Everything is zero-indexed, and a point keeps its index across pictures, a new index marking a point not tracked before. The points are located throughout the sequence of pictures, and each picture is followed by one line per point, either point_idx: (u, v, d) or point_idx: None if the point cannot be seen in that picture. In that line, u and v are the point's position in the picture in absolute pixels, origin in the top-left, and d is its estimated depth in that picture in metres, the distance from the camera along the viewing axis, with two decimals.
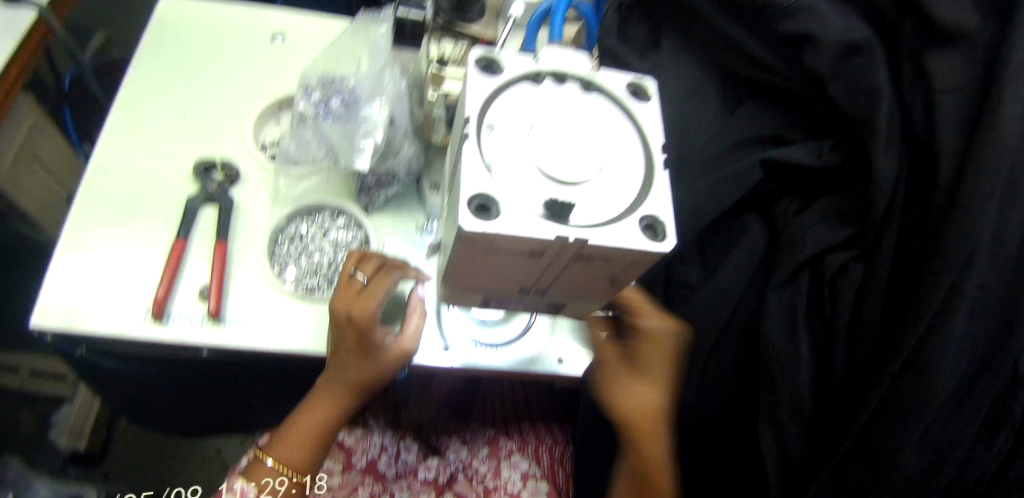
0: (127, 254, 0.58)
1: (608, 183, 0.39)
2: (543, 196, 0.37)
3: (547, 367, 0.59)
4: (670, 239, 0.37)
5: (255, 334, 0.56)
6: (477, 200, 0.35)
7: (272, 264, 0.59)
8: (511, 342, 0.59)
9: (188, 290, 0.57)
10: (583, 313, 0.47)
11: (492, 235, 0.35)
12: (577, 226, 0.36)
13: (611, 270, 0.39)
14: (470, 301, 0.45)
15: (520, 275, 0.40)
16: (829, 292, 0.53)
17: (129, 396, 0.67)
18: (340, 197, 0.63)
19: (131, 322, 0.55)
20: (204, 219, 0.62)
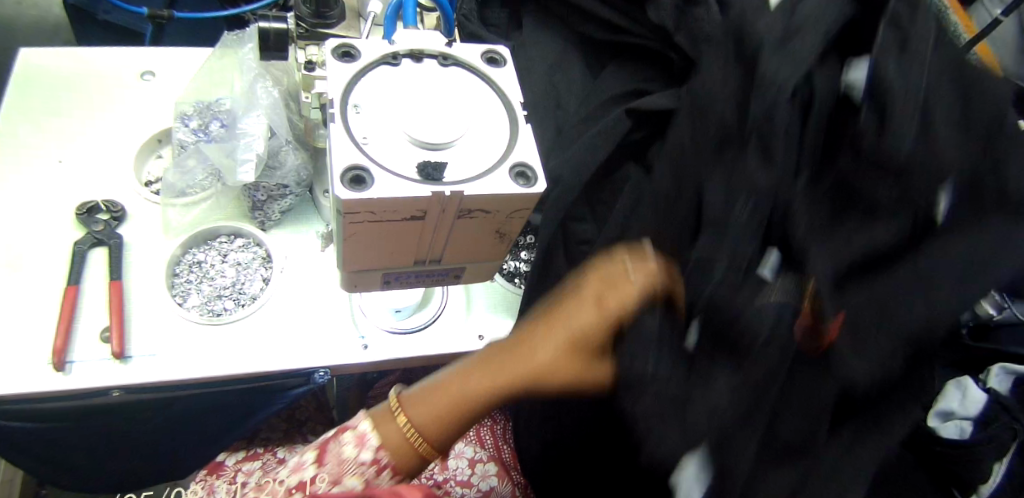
0: (14, 310, 0.55)
1: (475, 143, 0.42)
2: (415, 161, 0.39)
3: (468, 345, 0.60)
4: (541, 181, 0.40)
5: (166, 365, 0.55)
6: (351, 172, 0.37)
7: (173, 294, 0.59)
8: (427, 326, 0.61)
9: (89, 336, 0.55)
10: (483, 276, 0.49)
11: (369, 202, 0.36)
12: (452, 182, 0.38)
13: (494, 224, 0.42)
14: (372, 284, 0.46)
15: (409, 246, 0.42)
16: None
17: (42, 461, 0.62)
18: (234, 220, 0.63)
19: (27, 377, 0.52)
20: (94, 263, 0.60)
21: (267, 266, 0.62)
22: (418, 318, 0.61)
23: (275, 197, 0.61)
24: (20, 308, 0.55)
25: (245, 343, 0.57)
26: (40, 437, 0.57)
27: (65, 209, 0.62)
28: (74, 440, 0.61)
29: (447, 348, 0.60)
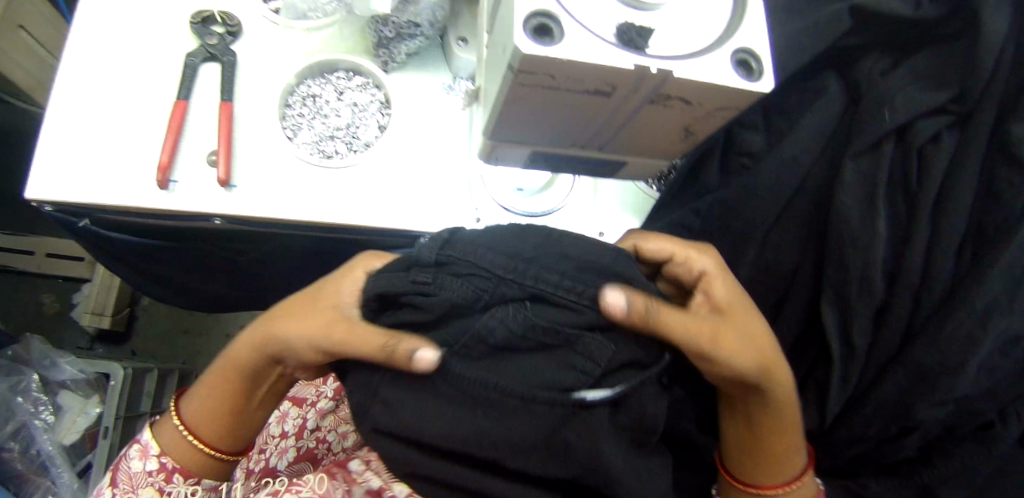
0: (125, 116, 0.53)
1: (691, 14, 0.32)
2: (615, 21, 0.30)
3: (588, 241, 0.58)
4: (767, 78, 0.31)
5: (271, 203, 0.53)
6: (537, 19, 0.28)
7: (283, 126, 0.55)
8: (550, 212, 0.58)
9: (194, 156, 0.53)
10: (641, 174, 0.42)
11: (557, 64, 0.28)
12: (659, 56, 0.30)
13: (688, 119, 0.33)
14: (517, 161, 0.39)
15: (578, 124, 0.34)
16: (918, 163, 0.46)
17: (146, 274, 0.64)
18: (357, 55, 0.58)
19: (138, 190, 0.51)
20: (205, 79, 0.55)
21: (385, 113, 0.58)
22: (543, 203, 0.58)
23: (404, 36, 0.55)
24: (127, 116, 0.53)
25: (354, 193, 0.55)
26: (148, 251, 0.58)
27: (177, 17, 0.57)
28: (174, 261, 0.61)
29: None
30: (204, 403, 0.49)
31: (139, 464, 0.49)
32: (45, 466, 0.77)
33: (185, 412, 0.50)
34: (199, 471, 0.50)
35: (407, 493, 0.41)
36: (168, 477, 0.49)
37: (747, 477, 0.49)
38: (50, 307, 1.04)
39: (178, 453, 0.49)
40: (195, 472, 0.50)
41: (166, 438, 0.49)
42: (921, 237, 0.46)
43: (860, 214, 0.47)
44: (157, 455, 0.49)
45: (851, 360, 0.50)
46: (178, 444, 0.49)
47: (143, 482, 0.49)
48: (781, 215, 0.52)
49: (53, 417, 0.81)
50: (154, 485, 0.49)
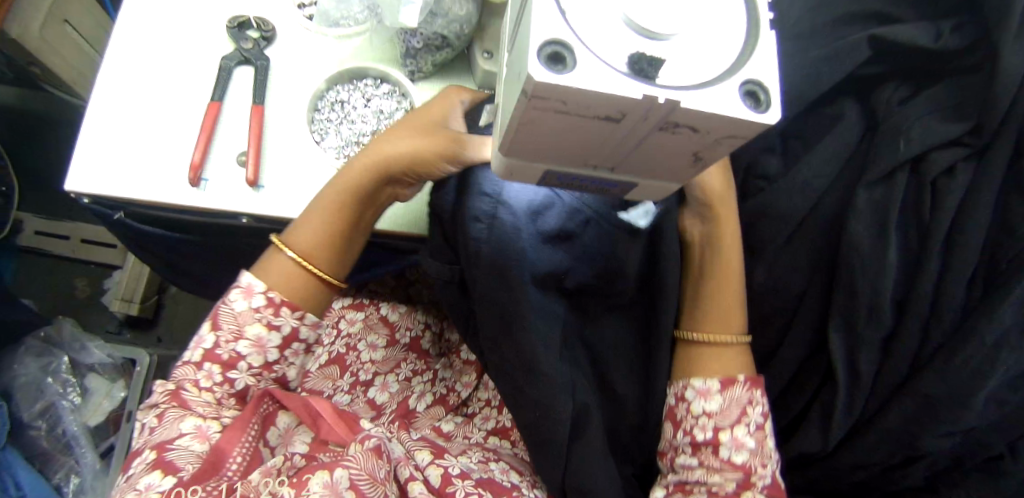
0: (162, 116, 0.56)
1: (704, 45, 0.33)
2: (628, 52, 0.31)
3: None
4: (776, 109, 0.32)
5: (296, 204, 0.55)
6: (549, 48, 0.30)
7: (312, 130, 0.58)
8: None
9: (224, 156, 0.55)
10: (652, 197, 0.42)
11: (568, 91, 0.29)
12: (667, 87, 0.31)
13: (697, 146, 0.34)
14: (530, 178, 0.40)
15: (590, 147, 0.35)
16: (932, 194, 0.46)
17: (174, 266, 0.67)
18: (385, 63, 0.60)
19: (171, 187, 0.53)
20: (239, 82, 0.58)
21: None
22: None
23: (431, 48, 0.57)
24: (164, 117, 0.56)
25: None
26: (177, 245, 0.61)
27: (214, 22, 0.59)
28: (201, 255, 0.64)
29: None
30: (313, 232, 0.53)
31: (246, 303, 0.51)
32: (70, 445, 0.82)
33: (294, 242, 0.53)
34: (306, 307, 0.54)
35: (429, 460, 0.57)
36: (276, 312, 0.52)
37: (696, 366, 0.53)
38: (83, 291, 1.09)
39: (284, 284, 0.53)
40: (298, 304, 0.53)
41: (274, 271, 0.53)
42: (932, 267, 0.46)
43: (871, 242, 0.47)
44: (263, 292, 0.52)
45: (856, 385, 0.50)
46: (287, 270, 0.53)
47: (251, 318, 0.51)
48: (792, 238, 0.52)
49: (80, 399, 0.86)
50: (201, 414, 0.48)
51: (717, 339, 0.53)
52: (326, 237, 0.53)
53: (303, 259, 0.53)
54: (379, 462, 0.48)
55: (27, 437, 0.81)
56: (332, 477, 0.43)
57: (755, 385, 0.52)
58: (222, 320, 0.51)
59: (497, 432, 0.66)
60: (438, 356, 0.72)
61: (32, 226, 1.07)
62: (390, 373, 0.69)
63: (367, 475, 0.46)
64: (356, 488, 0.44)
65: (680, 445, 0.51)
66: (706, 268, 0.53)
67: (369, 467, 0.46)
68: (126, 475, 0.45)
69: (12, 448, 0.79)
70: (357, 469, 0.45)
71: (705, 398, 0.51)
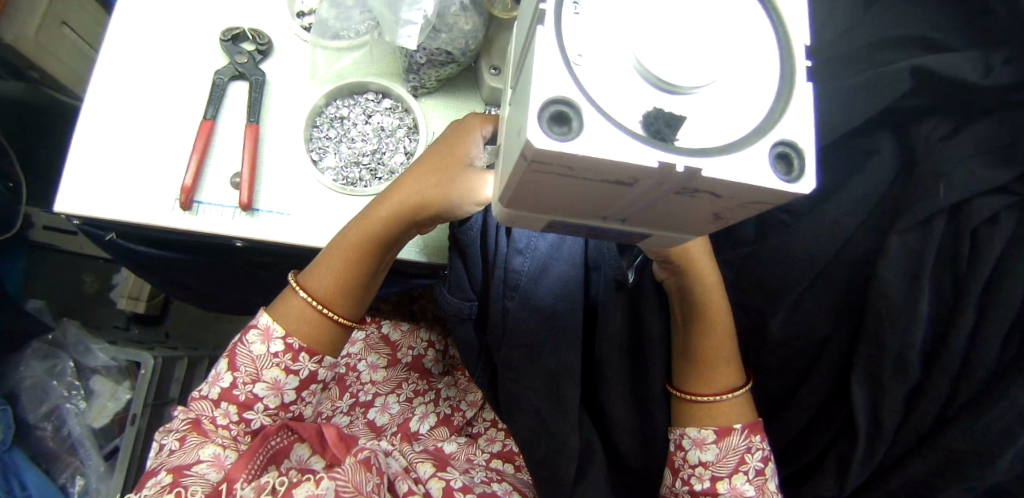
0: (153, 134, 0.53)
1: (729, 101, 0.29)
2: (643, 111, 0.28)
3: None
4: (809, 177, 0.28)
5: (292, 229, 0.53)
6: (554, 108, 0.26)
7: (309, 149, 0.55)
8: None
9: (219, 177, 0.53)
10: (666, 245, 0.40)
11: (573, 159, 0.26)
12: (685, 151, 0.27)
13: (718, 208, 0.31)
14: (534, 226, 0.38)
15: (599, 204, 0.32)
16: (970, 244, 0.43)
17: (173, 281, 0.66)
18: (387, 78, 0.57)
19: (162, 210, 0.52)
20: (234, 97, 0.55)
21: (412, 139, 0.57)
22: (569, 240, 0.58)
23: (436, 64, 0.53)
24: (155, 135, 0.53)
25: None
26: (174, 263, 0.60)
27: (208, 33, 0.57)
28: (200, 272, 0.63)
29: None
30: (331, 280, 0.51)
31: (263, 346, 0.51)
32: (74, 446, 0.84)
33: (310, 284, 0.52)
34: (321, 350, 0.52)
35: (431, 473, 0.59)
36: (293, 358, 0.51)
37: (688, 412, 0.53)
38: (91, 286, 1.11)
39: (299, 329, 0.51)
40: (317, 350, 0.52)
41: (287, 312, 0.52)
42: (967, 322, 0.43)
43: (900, 291, 0.44)
44: (282, 337, 0.51)
45: (875, 437, 0.48)
46: (302, 312, 0.51)
47: (269, 363, 0.51)
48: (816, 280, 0.49)
49: (85, 403, 0.86)
50: (218, 445, 0.49)
51: (710, 401, 0.52)
52: (349, 279, 0.51)
53: (321, 306, 0.51)
54: (369, 475, 0.49)
55: (33, 436, 0.84)
56: (318, 488, 0.44)
57: (753, 433, 0.52)
58: (238, 359, 0.51)
59: (501, 455, 0.66)
60: (440, 375, 0.70)
61: (43, 221, 1.05)
62: (390, 395, 0.67)
63: (353, 486, 0.46)
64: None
65: (679, 492, 0.52)
66: (687, 314, 0.52)
67: (356, 479, 0.47)
68: (138, 496, 0.46)
69: (19, 448, 0.82)
70: (344, 481, 0.46)
71: (701, 448, 0.52)
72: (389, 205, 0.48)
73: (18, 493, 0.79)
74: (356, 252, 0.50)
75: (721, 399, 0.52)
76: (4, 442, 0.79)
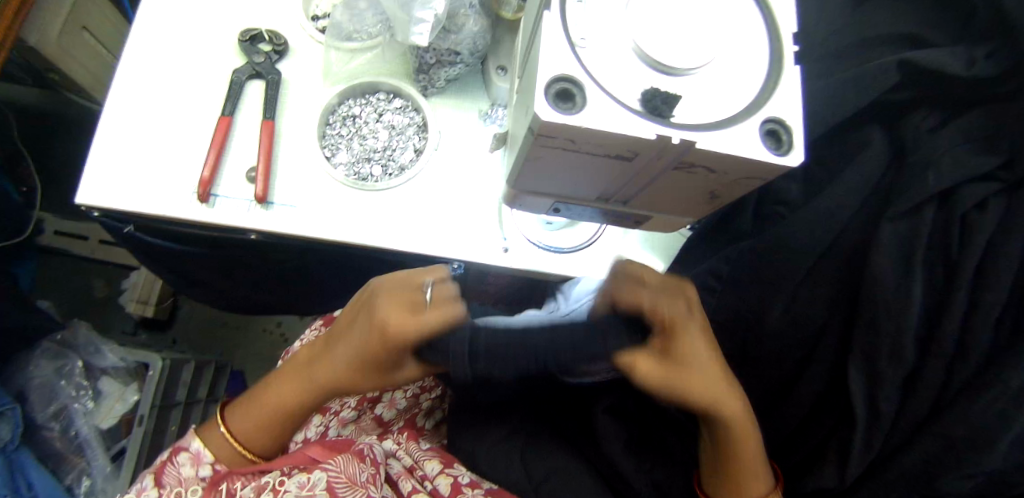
0: (172, 130, 0.56)
1: (724, 81, 0.31)
2: (642, 88, 0.30)
3: None
4: (798, 150, 0.30)
5: (304, 221, 0.55)
6: (559, 84, 0.28)
7: (322, 146, 0.57)
8: (579, 248, 0.58)
9: (235, 171, 0.55)
10: (667, 227, 0.41)
11: (577, 131, 0.28)
12: (682, 126, 0.29)
13: (713, 184, 0.33)
14: (540, 208, 0.40)
15: (602, 182, 0.34)
16: (960, 230, 0.44)
17: (186, 278, 0.68)
18: (397, 78, 0.59)
19: (178, 201, 0.53)
20: (251, 95, 0.58)
21: (421, 136, 0.59)
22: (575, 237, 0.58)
23: (445, 63, 0.55)
24: (174, 131, 0.56)
25: (382, 215, 0.56)
26: (188, 258, 0.61)
27: (227, 36, 0.59)
28: (213, 267, 0.64)
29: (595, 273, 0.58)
30: (260, 420, 0.53)
31: (192, 470, 0.50)
32: (81, 447, 0.84)
33: (235, 422, 0.54)
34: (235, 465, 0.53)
35: (437, 469, 0.53)
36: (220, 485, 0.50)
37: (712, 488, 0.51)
38: (100, 291, 1.12)
39: (254, 424, 0.53)
40: (256, 433, 0.53)
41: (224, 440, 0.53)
42: (959, 305, 0.44)
43: (894, 277, 0.45)
44: (212, 462, 0.51)
45: (875, 425, 0.48)
46: (246, 421, 0.53)
47: (195, 483, 0.49)
48: (812, 269, 0.50)
49: (92, 403, 0.87)
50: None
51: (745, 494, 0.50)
52: (272, 422, 0.53)
53: (243, 444, 0.53)
54: (362, 465, 0.49)
55: (41, 438, 0.84)
56: (310, 478, 0.46)
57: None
58: (164, 477, 0.49)
59: None
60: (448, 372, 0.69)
61: (54, 226, 1.07)
62: (396, 391, 0.65)
63: (346, 476, 0.47)
64: (332, 490, 0.45)
65: None
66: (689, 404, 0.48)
67: (349, 470, 0.47)
68: None
69: (27, 448, 0.81)
70: (335, 472, 0.47)
71: None
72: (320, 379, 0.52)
73: (24, 492, 0.78)
74: (280, 415, 0.53)
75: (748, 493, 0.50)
76: (13, 441, 0.78)
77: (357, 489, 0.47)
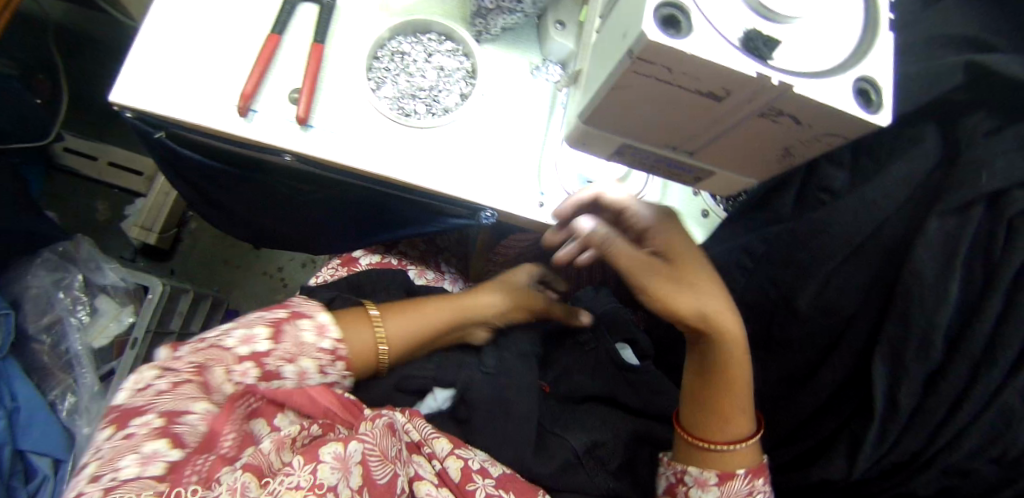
0: (218, 40, 0.54)
1: (821, 34, 0.31)
2: (745, 26, 0.29)
3: None
4: (885, 111, 0.31)
5: (343, 148, 0.53)
6: (666, 9, 0.28)
7: (368, 77, 0.56)
8: None
9: (278, 90, 0.54)
10: (724, 187, 0.42)
11: (681, 59, 0.28)
12: (781, 70, 0.29)
13: (792, 140, 0.33)
14: (606, 151, 0.40)
15: (678, 126, 0.34)
16: (1007, 232, 0.43)
17: (208, 199, 0.66)
18: (452, 20, 0.58)
19: (214, 112, 0.52)
20: (302, 16, 0.57)
21: (469, 83, 0.58)
22: None
23: (504, 10, 0.55)
24: (220, 41, 0.54)
25: (421, 154, 0.55)
26: (215, 175, 0.60)
27: None
28: (238, 190, 0.63)
29: None
30: (404, 340, 0.56)
31: (314, 338, 0.48)
32: (71, 364, 0.82)
33: (351, 339, 0.52)
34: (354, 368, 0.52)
35: (447, 448, 0.47)
36: (332, 360, 0.49)
37: (705, 459, 0.51)
38: (102, 214, 1.08)
39: (362, 354, 0.52)
40: (353, 363, 0.52)
41: (353, 337, 0.52)
42: (993, 308, 0.44)
43: (932, 271, 0.45)
44: (336, 338, 0.50)
45: (890, 418, 0.48)
46: (371, 343, 0.53)
47: (312, 353, 0.48)
48: (848, 259, 0.51)
49: (87, 318, 0.85)
50: (317, 360, 0.48)
51: (725, 448, 0.50)
52: (422, 339, 0.57)
53: (383, 346, 0.54)
54: (392, 439, 0.43)
55: (28, 350, 0.81)
56: (345, 449, 0.37)
57: (757, 477, 0.51)
58: (284, 336, 0.47)
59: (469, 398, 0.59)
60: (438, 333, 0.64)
61: (68, 144, 1.05)
62: None
63: (380, 450, 0.41)
64: (367, 465, 0.39)
65: None
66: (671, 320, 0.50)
67: (382, 443, 0.41)
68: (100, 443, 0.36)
69: (13, 357, 0.78)
70: (371, 443, 0.40)
71: (702, 488, 0.50)
72: (438, 310, 0.59)
73: (6, 402, 0.74)
74: (425, 338, 0.57)
75: (732, 447, 0.50)
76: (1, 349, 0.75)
77: (387, 464, 0.41)
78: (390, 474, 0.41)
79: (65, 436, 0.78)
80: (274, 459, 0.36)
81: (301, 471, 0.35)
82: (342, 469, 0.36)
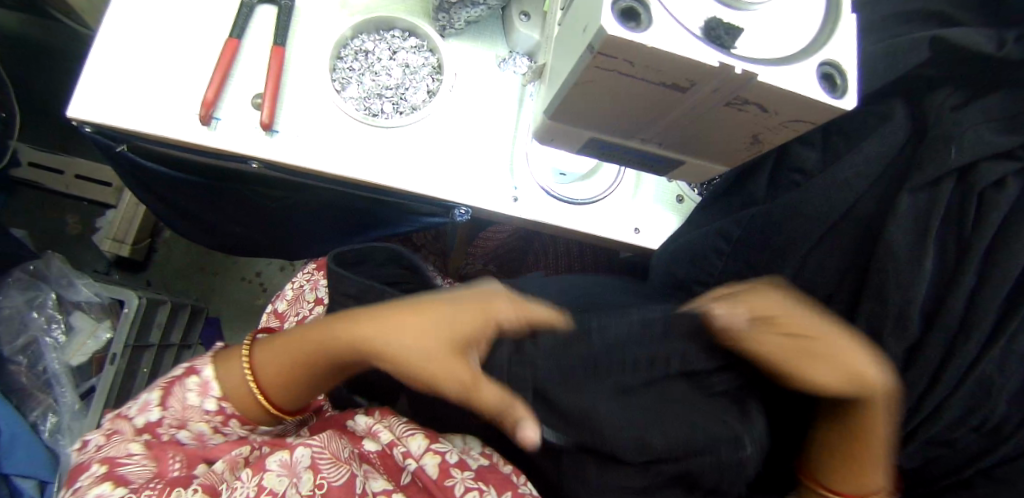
0: (175, 47, 0.52)
1: (783, 19, 0.31)
2: (706, 15, 0.29)
3: (623, 235, 0.59)
4: (851, 94, 0.30)
5: (311, 153, 0.52)
6: (624, 2, 0.27)
7: (332, 78, 0.55)
8: (588, 201, 0.57)
9: (240, 96, 0.52)
10: (696, 174, 0.41)
11: (643, 52, 0.27)
12: (745, 58, 0.28)
13: (760, 127, 0.33)
14: (575, 144, 0.39)
15: (646, 117, 0.34)
16: (977, 205, 0.44)
17: (177, 209, 0.64)
18: (415, 16, 0.57)
19: (175, 122, 0.50)
20: (260, 18, 0.55)
21: (436, 79, 0.57)
22: (586, 191, 0.58)
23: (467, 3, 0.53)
24: (177, 48, 0.52)
25: (392, 154, 0.54)
26: (181, 185, 0.58)
27: None
28: (207, 199, 0.62)
29: (605, 230, 0.58)
30: (286, 368, 0.47)
31: (196, 400, 0.47)
32: (50, 384, 0.80)
33: (255, 359, 0.48)
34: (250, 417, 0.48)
35: (423, 445, 0.42)
36: (224, 420, 0.47)
37: None
38: (73, 228, 1.05)
39: (237, 397, 0.48)
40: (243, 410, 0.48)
41: (226, 378, 0.48)
42: (967, 281, 0.44)
43: (906, 247, 0.45)
44: (217, 397, 0.47)
45: None
46: (237, 388, 0.47)
47: (198, 417, 0.47)
48: (823, 238, 0.51)
49: (64, 337, 0.84)
50: (208, 423, 0.47)
51: None
52: (297, 369, 0.47)
53: (249, 384, 0.47)
54: (343, 442, 0.44)
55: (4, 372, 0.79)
56: (291, 455, 0.41)
57: None
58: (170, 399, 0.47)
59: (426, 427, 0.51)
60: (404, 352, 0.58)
61: (30, 157, 1.02)
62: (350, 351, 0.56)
63: (330, 451, 0.42)
64: (316, 467, 0.41)
65: None
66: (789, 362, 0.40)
67: (332, 445, 0.42)
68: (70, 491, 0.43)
69: None
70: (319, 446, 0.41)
71: None
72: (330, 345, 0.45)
73: None
74: (297, 362, 0.46)
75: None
76: None
77: (341, 466, 0.41)
78: (345, 474, 0.41)
79: (50, 455, 0.76)
80: (225, 477, 0.42)
81: (248, 483, 0.40)
82: (288, 475, 0.40)
